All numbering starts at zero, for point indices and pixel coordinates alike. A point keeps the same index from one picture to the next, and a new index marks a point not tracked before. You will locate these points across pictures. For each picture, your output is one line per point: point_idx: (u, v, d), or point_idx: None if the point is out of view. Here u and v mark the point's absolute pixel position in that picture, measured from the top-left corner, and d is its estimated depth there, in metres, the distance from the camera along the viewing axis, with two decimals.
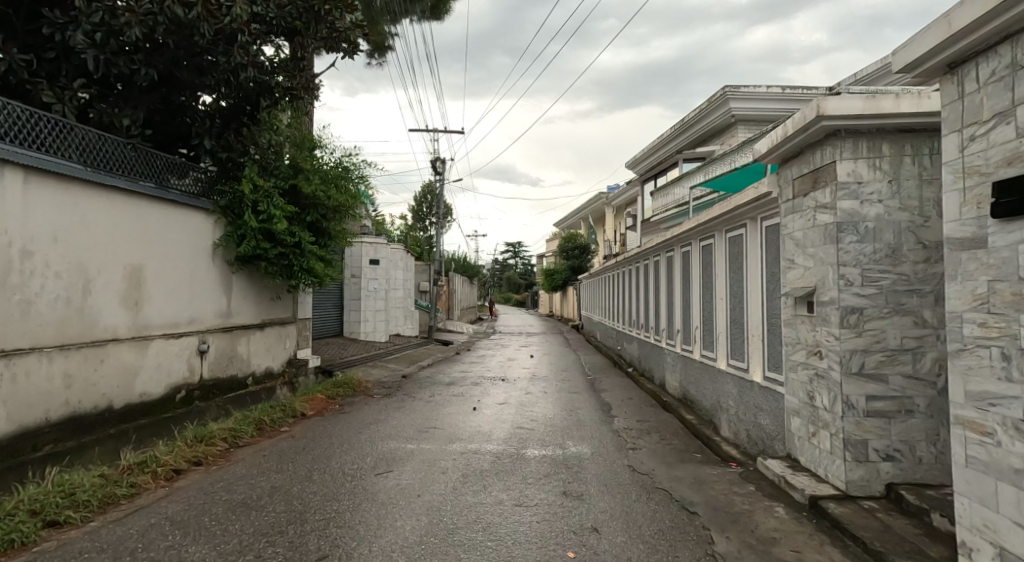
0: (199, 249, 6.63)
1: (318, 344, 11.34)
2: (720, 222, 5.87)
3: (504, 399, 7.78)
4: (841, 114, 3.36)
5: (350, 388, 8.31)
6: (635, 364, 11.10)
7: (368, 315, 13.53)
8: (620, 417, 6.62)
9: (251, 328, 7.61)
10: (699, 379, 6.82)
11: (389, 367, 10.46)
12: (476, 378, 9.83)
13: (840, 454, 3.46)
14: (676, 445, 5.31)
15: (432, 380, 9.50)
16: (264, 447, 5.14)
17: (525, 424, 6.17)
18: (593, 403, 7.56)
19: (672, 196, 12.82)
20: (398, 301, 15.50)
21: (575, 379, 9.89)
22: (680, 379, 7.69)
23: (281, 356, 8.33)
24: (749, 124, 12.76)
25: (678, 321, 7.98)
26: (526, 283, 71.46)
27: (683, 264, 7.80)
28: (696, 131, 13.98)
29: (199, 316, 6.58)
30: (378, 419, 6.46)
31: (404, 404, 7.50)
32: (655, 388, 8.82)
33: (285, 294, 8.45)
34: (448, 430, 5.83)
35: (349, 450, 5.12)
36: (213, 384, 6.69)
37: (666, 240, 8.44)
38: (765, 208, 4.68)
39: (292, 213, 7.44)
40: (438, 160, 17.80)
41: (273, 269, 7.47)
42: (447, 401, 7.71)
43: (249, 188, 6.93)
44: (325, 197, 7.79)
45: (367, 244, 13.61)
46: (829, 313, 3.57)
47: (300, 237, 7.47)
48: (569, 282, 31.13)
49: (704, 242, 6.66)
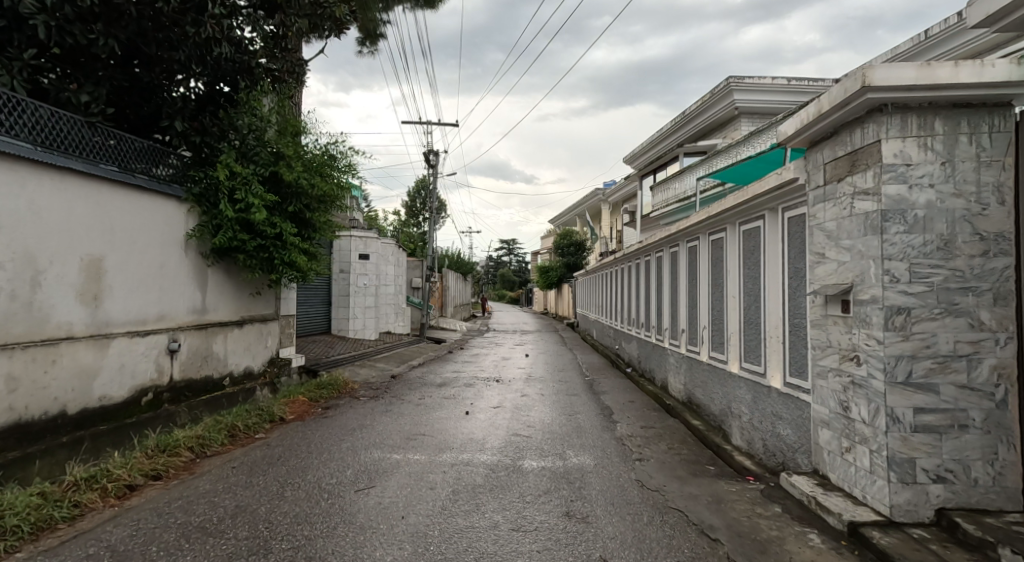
0: (169, 240, 6.13)
1: (305, 342, 10.85)
2: (733, 214, 5.44)
3: (499, 402, 7.34)
4: (889, 86, 2.93)
5: (334, 389, 7.83)
6: (634, 365, 10.67)
7: (357, 311, 13.04)
8: (622, 423, 6.20)
9: (229, 325, 7.12)
10: (707, 383, 6.40)
11: (377, 367, 9.98)
12: (470, 379, 9.38)
13: (883, 475, 3.04)
14: (687, 456, 4.89)
15: (423, 381, 9.03)
16: (233, 458, 4.65)
17: (521, 430, 5.73)
18: (593, 407, 7.12)
19: (673, 191, 12.43)
20: (390, 297, 15.02)
21: (573, 380, 9.45)
22: (685, 382, 7.27)
23: (261, 355, 7.85)
24: (753, 117, 12.36)
25: (683, 321, 7.54)
26: (520, 280, 71.02)
27: (689, 260, 7.37)
28: (697, 124, 13.57)
29: (169, 312, 6.09)
30: (363, 424, 6.00)
31: (391, 407, 7.03)
32: (657, 390, 8.40)
33: (267, 290, 7.97)
34: (438, 438, 5.38)
35: (329, 461, 4.66)
36: (185, 386, 6.22)
37: (670, 235, 8.02)
38: (788, 197, 4.25)
39: (273, 203, 6.95)
40: (432, 153, 17.32)
41: (252, 263, 6.98)
42: (437, 404, 7.25)
43: (225, 175, 6.43)
44: (309, 185, 7.28)
45: (357, 238, 13.12)
46: (870, 313, 3.14)
47: (281, 228, 6.97)
48: (565, 280, 30.72)
49: (714, 236, 6.24)
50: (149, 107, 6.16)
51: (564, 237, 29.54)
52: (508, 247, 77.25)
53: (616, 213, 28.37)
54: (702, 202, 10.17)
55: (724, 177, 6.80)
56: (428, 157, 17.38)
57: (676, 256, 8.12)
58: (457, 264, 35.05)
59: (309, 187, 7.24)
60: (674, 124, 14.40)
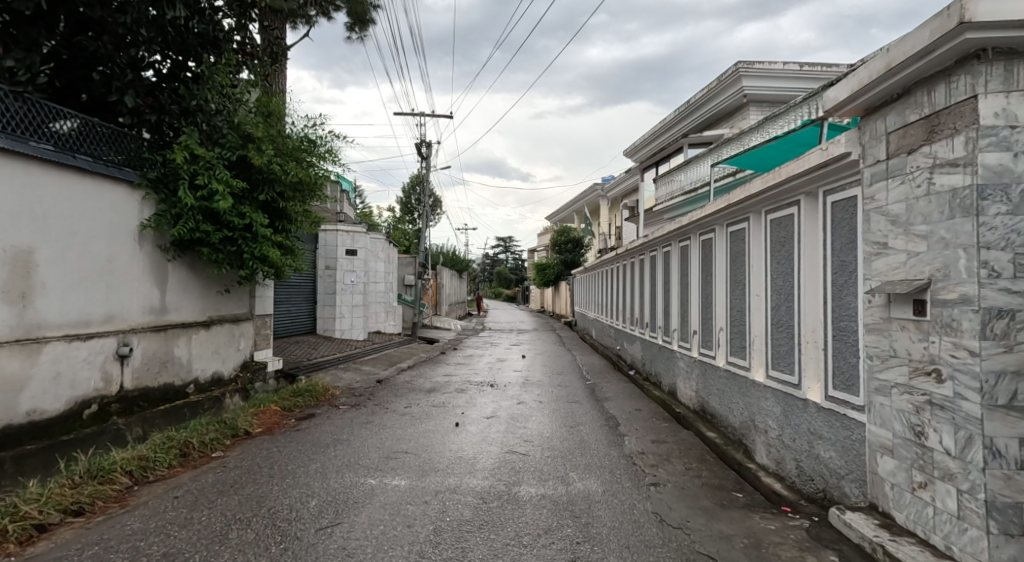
0: (120, 231, 5.44)
1: (285, 343, 10.15)
2: (759, 200, 4.78)
3: (492, 411, 6.67)
4: (995, 22, 2.31)
5: (312, 397, 7.14)
6: (637, 368, 10.01)
7: (344, 311, 12.35)
8: (631, 436, 5.55)
9: (193, 326, 6.43)
10: (724, 391, 5.78)
11: (363, 370, 9.31)
12: (462, 383, 8.72)
13: (977, 523, 2.44)
14: (709, 480, 4.25)
15: (411, 387, 8.36)
16: (176, 486, 3.95)
17: (517, 447, 5.07)
18: (596, 416, 6.48)
19: (678, 183, 11.96)
20: (379, 295, 14.32)
21: (573, 384, 8.79)
22: (697, 389, 6.63)
23: (231, 358, 7.18)
24: (763, 105, 11.72)
25: (694, 322, 6.89)
26: (517, 278, 70.34)
27: (702, 254, 6.72)
28: (703, 113, 12.95)
29: (119, 312, 5.40)
30: (338, 438, 5.32)
31: (375, 417, 6.36)
32: (664, 396, 7.77)
33: (237, 287, 7.26)
34: (422, 456, 4.72)
35: (292, 486, 3.99)
36: (139, 396, 5.54)
37: (680, 227, 7.36)
38: (832, 178, 3.60)
39: (241, 190, 6.25)
40: (424, 144, 16.59)
41: (219, 258, 6.29)
42: (425, 413, 6.58)
43: (185, 158, 5.72)
44: (282, 171, 6.55)
45: (343, 232, 12.40)
46: (957, 318, 2.53)
47: (250, 219, 6.27)
48: (562, 277, 30.10)
49: (733, 226, 5.60)
50: (94, 82, 5.49)
51: (563, 233, 28.89)
52: (505, 244, 76.56)
53: (616, 209, 27.73)
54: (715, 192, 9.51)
55: (744, 162, 6.19)
56: (420, 148, 16.65)
57: (685, 251, 7.46)
58: (451, 261, 34.32)
59: (282, 173, 6.52)
60: (678, 114, 13.76)
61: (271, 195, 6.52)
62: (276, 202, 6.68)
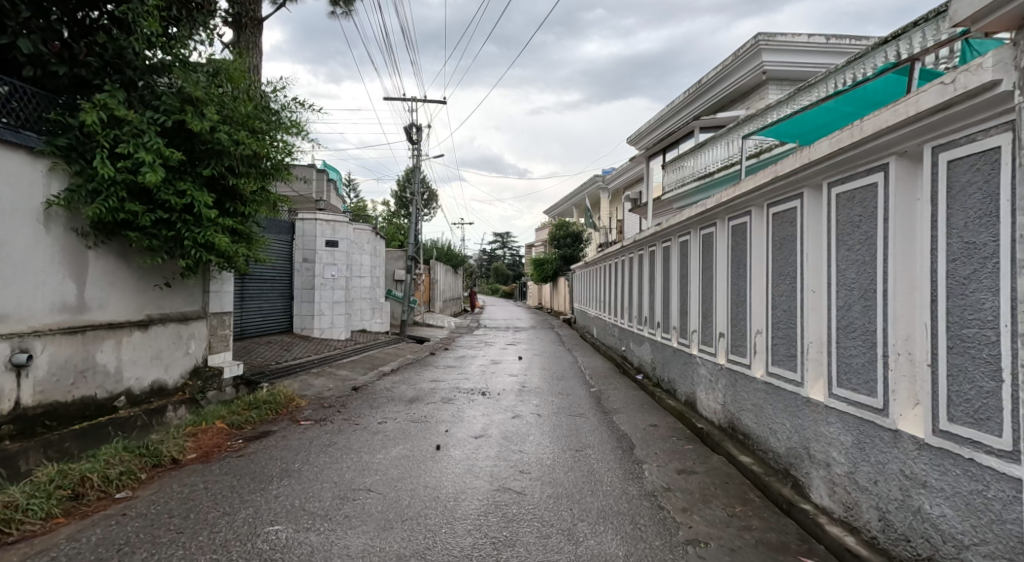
0: (16, 209, 4.42)
1: (254, 344, 9.10)
2: (819, 169, 3.76)
3: (482, 429, 5.63)
4: None
5: (269, 410, 6.06)
6: (647, 372, 8.97)
7: (324, 307, 11.30)
8: (650, 464, 4.53)
9: (125, 327, 5.38)
10: (762, 408, 4.77)
11: (339, 375, 8.28)
12: (451, 391, 7.68)
13: None
14: (764, 536, 3.24)
15: (390, 395, 7.32)
16: (39, 552, 2.92)
17: (511, 482, 4.05)
18: (606, 435, 5.47)
19: (690, 168, 11.00)
20: (364, 291, 13.27)
21: (576, 392, 7.77)
22: (725, 402, 5.62)
23: (177, 364, 6.13)
24: (783, 83, 10.70)
25: (720, 323, 5.86)
26: (514, 274, 69.38)
27: (730, 243, 5.69)
28: (715, 94, 11.96)
29: (18, 310, 4.42)
30: (288, 467, 4.25)
31: (342, 436, 5.31)
32: (682, 407, 6.76)
33: (178, 280, 6.16)
34: (389, 497, 3.69)
35: (206, 547, 2.96)
36: (45, 413, 4.53)
37: (702, 212, 6.35)
38: (955, 125, 2.60)
39: (178, 163, 5.18)
40: (415, 129, 15.51)
41: (154, 244, 5.22)
42: (403, 431, 5.53)
43: (103, 120, 4.66)
44: (231, 140, 5.47)
45: (324, 222, 11.32)
46: None
47: (191, 199, 5.21)
48: (562, 273, 29.05)
49: (776, 207, 4.59)
50: None
51: (564, 228, 28.26)
52: (502, 239, 75.40)
53: (617, 201, 26.70)
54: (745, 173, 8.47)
55: (786, 131, 5.21)
56: (410, 133, 15.57)
57: (708, 241, 6.44)
58: (447, 257, 33.25)
59: (229, 143, 5.44)
60: (689, 94, 12.74)
61: (219, 170, 5.45)
62: (226, 178, 5.60)
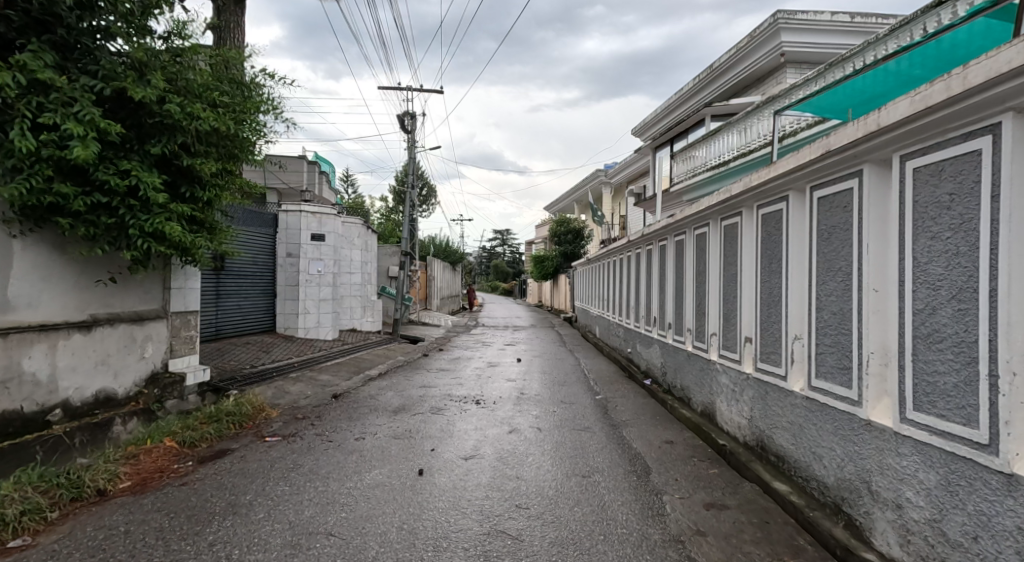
0: None
1: (228, 346, 8.37)
2: (893, 137, 3.01)
3: (474, 447, 4.91)
4: None
5: (232, 423, 5.27)
6: (656, 377, 8.25)
7: (309, 305, 10.56)
8: (671, 497, 3.82)
9: (60, 329, 4.67)
10: (801, 428, 4.06)
11: (320, 380, 7.55)
12: (442, 399, 6.97)
13: None
14: None
15: (373, 404, 6.59)
16: None
17: (507, 522, 3.34)
18: (616, 456, 4.75)
19: (702, 157, 10.24)
20: (353, 287, 12.54)
21: (580, 400, 7.05)
22: (752, 416, 4.90)
23: (129, 371, 5.40)
24: (803, 66, 9.97)
25: (746, 326, 5.13)
26: (514, 271, 68.61)
27: (757, 234, 4.96)
28: (728, 79, 11.23)
29: None
30: (236, 501, 3.52)
31: (312, 455, 4.57)
32: (699, 420, 6.05)
33: (126, 274, 5.40)
34: (354, 545, 2.99)
35: None
36: None
37: (724, 200, 5.61)
38: None
39: (117, 137, 4.43)
40: (408, 117, 14.76)
41: (92, 233, 4.49)
42: (383, 449, 4.81)
43: (22, 84, 3.90)
44: (183, 113, 4.71)
45: (309, 214, 10.61)
46: None
47: (136, 179, 4.48)
48: (563, 269, 28.31)
49: (822, 190, 3.86)
50: None
51: (564, 223, 27.52)
52: (502, 236, 74.60)
53: (620, 195, 25.97)
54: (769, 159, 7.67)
55: (829, 102, 4.46)
56: (404, 121, 14.82)
57: (729, 233, 5.69)
58: (445, 253, 32.51)
59: (181, 117, 4.69)
60: (698, 81, 12.01)
61: (171, 148, 4.71)
62: (179, 158, 4.85)
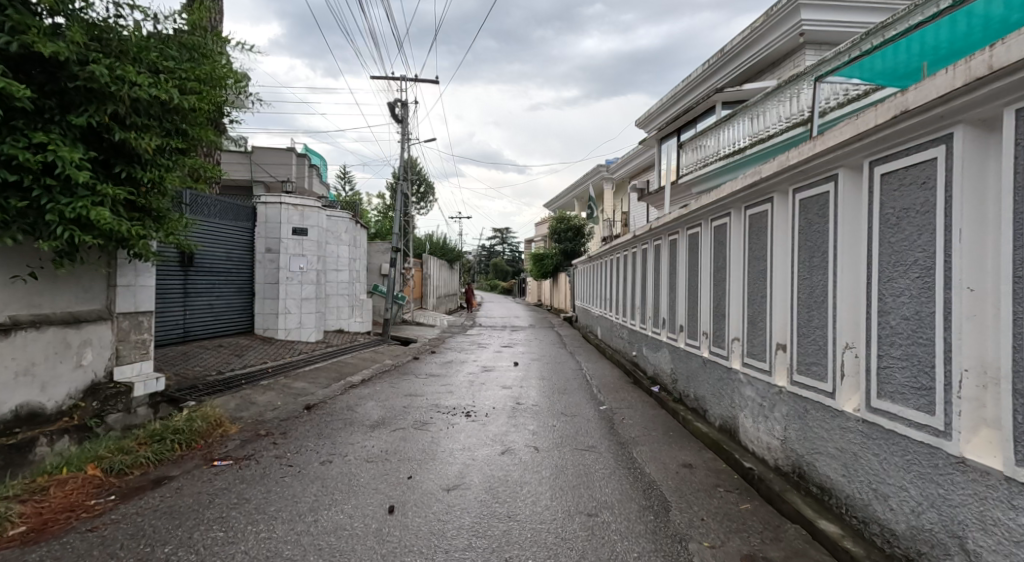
0: None
1: (196, 350, 7.63)
2: (1014, 81, 2.26)
3: (459, 473, 4.18)
4: None
5: (179, 444, 4.51)
6: (665, 384, 7.52)
7: (289, 305, 9.80)
8: (698, 549, 3.08)
9: None
10: (854, 457, 3.33)
11: (293, 389, 6.81)
12: (428, 410, 6.22)
13: None
14: None
15: (350, 417, 5.84)
16: None
17: None
18: (626, 485, 4.01)
19: (714, 144, 9.48)
20: (341, 286, 11.80)
21: (582, 412, 6.30)
22: (786, 438, 4.17)
23: (61, 382, 4.66)
24: (823, 47, 9.24)
25: (777, 331, 4.40)
26: (513, 270, 67.87)
27: (790, 224, 4.21)
28: (741, 63, 10.51)
29: None
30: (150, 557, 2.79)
31: (263, 485, 3.81)
32: (719, 436, 5.31)
33: (52, 269, 4.66)
34: None
35: None
36: None
37: (747, 188, 4.87)
38: None
39: (28, 102, 3.68)
40: (400, 105, 14.03)
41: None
42: (351, 476, 4.06)
43: None
44: (113, 78, 3.97)
45: (290, 206, 9.86)
46: None
47: (52, 154, 3.73)
48: (563, 269, 27.62)
49: (881, 169, 3.11)
50: None
51: (564, 223, 26.92)
52: (501, 236, 73.91)
53: (621, 192, 25.21)
54: (798, 142, 6.85)
55: (886, 58, 3.70)
56: (395, 109, 14.09)
57: (752, 224, 4.95)
58: (442, 251, 31.75)
59: (110, 81, 3.95)
60: (709, 66, 11.29)
61: (99, 119, 3.97)
62: (111, 132, 4.11)
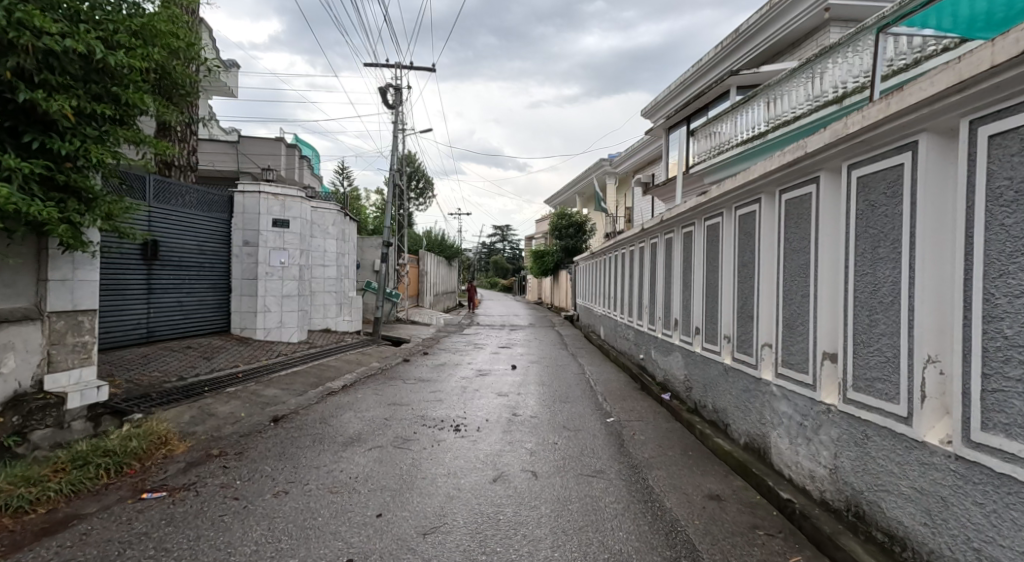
0: None
1: (159, 353, 6.88)
2: None
3: (440, 508, 3.45)
4: None
5: (107, 470, 3.76)
6: (677, 392, 6.79)
7: (268, 303, 9.05)
8: None
9: None
10: (942, 503, 2.60)
11: (262, 398, 6.06)
12: (412, 423, 5.47)
13: None
14: None
15: (321, 432, 5.09)
16: None
17: None
18: (644, 528, 3.26)
19: (730, 129, 8.70)
20: (327, 282, 11.05)
21: (587, 426, 5.55)
22: (836, 468, 3.44)
23: None
24: (849, 25, 8.52)
25: (824, 338, 3.66)
26: (512, 268, 67.03)
27: (842, 208, 3.46)
28: (759, 44, 9.77)
29: None
30: None
31: (195, 529, 3.06)
32: (747, 458, 4.57)
33: None
34: None
35: None
36: None
37: (784, 169, 4.12)
38: None
39: None
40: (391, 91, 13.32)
41: None
42: (309, 513, 3.33)
43: None
44: (11, 23, 3.21)
45: (270, 195, 9.10)
46: None
47: None
48: (563, 265, 26.78)
49: (988, 129, 2.38)
50: None
51: (564, 221, 26.05)
52: (502, 233, 73.08)
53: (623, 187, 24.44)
54: (832, 121, 6.10)
55: None
56: (387, 95, 13.37)
57: (789, 211, 4.20)
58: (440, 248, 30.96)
59: (8, 28, 3.19)
60: (721, 49, 10.55)
61: None
62: (14, 91, 3.37)
